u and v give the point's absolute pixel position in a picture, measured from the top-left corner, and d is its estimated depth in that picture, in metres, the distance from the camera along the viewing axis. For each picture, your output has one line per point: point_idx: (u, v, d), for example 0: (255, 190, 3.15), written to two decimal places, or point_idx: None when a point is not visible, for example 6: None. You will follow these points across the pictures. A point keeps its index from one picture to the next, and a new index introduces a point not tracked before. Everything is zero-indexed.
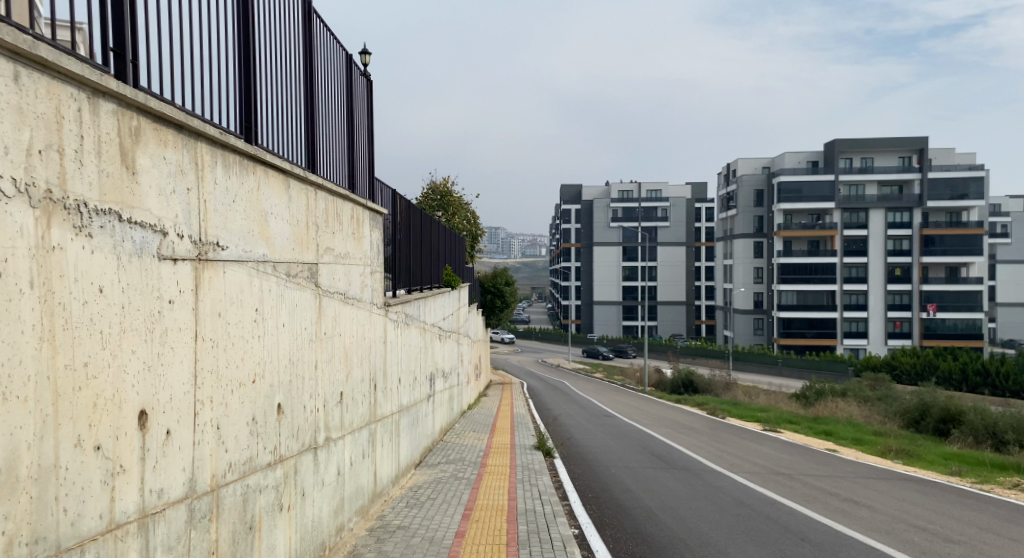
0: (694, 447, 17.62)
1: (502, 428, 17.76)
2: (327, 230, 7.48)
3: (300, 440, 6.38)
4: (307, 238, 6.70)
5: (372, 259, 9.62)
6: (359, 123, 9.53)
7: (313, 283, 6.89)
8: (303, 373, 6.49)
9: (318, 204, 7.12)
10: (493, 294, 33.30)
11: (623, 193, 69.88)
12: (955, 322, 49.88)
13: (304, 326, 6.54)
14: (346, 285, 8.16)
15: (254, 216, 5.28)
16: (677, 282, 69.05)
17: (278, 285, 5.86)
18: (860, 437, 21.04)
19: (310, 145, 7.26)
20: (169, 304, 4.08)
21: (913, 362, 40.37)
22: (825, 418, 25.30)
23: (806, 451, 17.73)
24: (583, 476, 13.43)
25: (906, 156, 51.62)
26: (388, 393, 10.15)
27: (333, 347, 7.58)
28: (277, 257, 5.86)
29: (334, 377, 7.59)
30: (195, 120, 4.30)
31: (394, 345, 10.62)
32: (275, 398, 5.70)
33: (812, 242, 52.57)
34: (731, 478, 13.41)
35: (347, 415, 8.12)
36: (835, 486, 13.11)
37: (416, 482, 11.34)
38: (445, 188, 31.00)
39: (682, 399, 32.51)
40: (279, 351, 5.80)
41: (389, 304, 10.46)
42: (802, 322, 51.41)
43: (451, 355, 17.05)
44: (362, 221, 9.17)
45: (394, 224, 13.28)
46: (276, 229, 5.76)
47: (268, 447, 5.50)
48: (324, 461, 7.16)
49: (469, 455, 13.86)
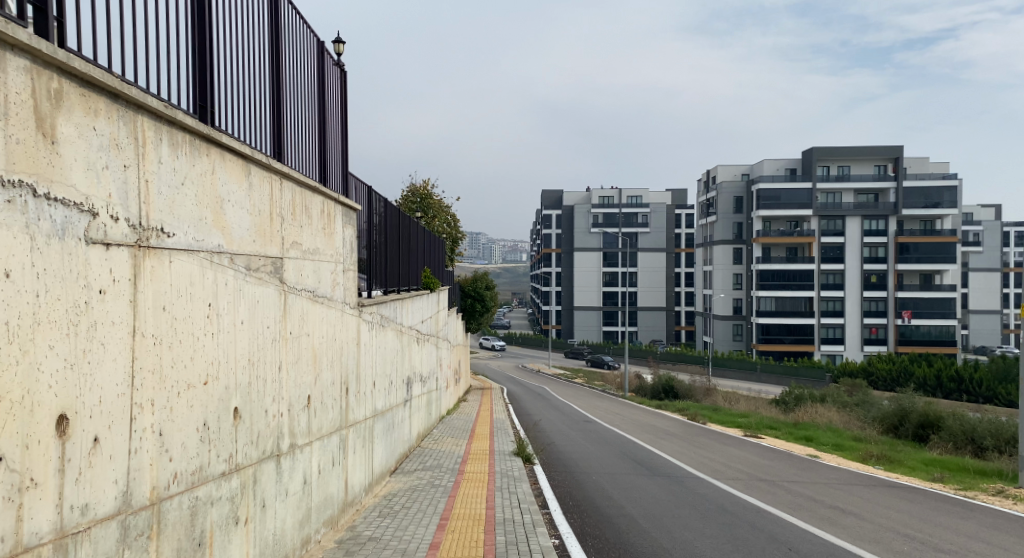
0: (676, 453, 17.25)
1: (481, 434, 17.31)
2: (294, 224, 7.01)
3: (261, 447, 5.92)
4: (271, 230, 6.24)
5: (344, 256, 9.15)
6: (333, 114, 9.08)
7: (278, 278, 6.43)
8: (264, 377, 6.02)
9: (285, 195, 6.67)
10: (474, 298, 32.86)
11: (604, 199, 69.83)
12: (928, 328, 50.29)
13: (266, 325, 6.08)
14: (315, 282, 7.70)
15: (208, 203, 4.83)
16: (657, 288, 68.99)
17: (237, 278, 5.40)
18: (840, 443, 20.78)
19: (274, 134, 6.79)
20: (98, 295, 3.66)
21: (889, 368, 40.36)
22: (804, 423, 25.09)
23: (788, 457, 17.42)
24: (564, 484, 13.00)
25: (883, 164, 51.94)
26: (361, 397, 9.69)
27: (299, 348, 7.12)
28: (236, 248, 5.41)
29: (300, 380, 7.13)
30: (133, 89, 3.89)
31: (368, 347, 10.16)
32: (233, 400, 5.27)
33: (790, 250, 52.70)
34: (715, 486, 13.04)
35: (315, 420, 7.65)
36: (819, 492, 12.78)
37: (390, 491, 10.87)
38: (425, 191, 30.62)
39: (662, 404, 32.21)
40: (236, 352, 5.35)
41: (363, 304, 9.99)
42: (780, 329, 51.19)
43: (429, 359, 16.57)
44: (334, 216, 8.69)
45: (370, 223, 12.82)
46: (236, 218, 5.31)
47: (222, 455, 5.04)
48: (287, 470, 6.70)
49: (446, 462, 13.40)
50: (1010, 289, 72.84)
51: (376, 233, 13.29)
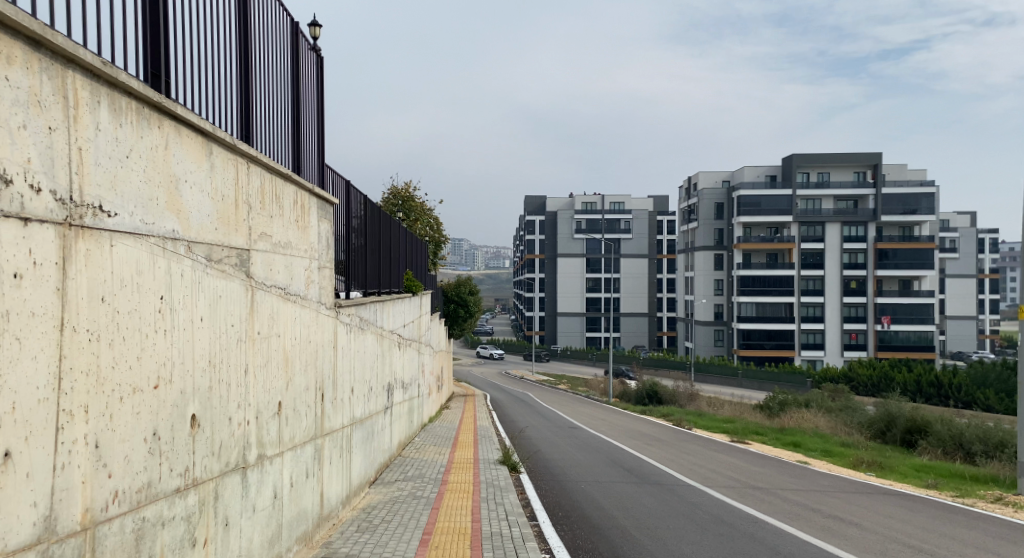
0: (665, 460, 16.65)
1: (464, 442, 16.72)
2: (263, 213, 6.42)
3: (224, 459, 5.33)
4: (236, 218, 5.66)
5: (320, 251, 8.56)
6: (308, 101, 8.50)
7: (244, 272, 5.84)
8: (229, 381, 5.45)
9: (252, 182, 6.08)
10: (457, 303, 32.25)
11: (586, 204, 69.43)
12: (907, 334, 50.21)
13: (230, 323, 5.49)
14: (286, 279, 7.11)
15: (161, 179, 4.25)
16: (639, 294, 68.64)
17: (195, 271, 4.80)
18: (829, 449, 20.30)
19: (240, 116, 6.22)
20: (13, 281, 3.26)
21: (870, 373, 40.13)
22: (790, 429, 24.63)
23: (778, 464, 16.88)
24: (552, 493, 12.44)
25: (862, 171, 51.69)
26: (338, 403, 9.08)
27: (268, 352, 6.53)
28: (197, 234, 4.83)
29: (269, 385, 6.54)
30: (59, 37, 3.46)
31: (345, 350, 9.54)
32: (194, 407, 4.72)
33: (771, 255, 52.44)
34: (710, 495, 12.47)
35: (286, 429, 7.06)
36: (815, 500, 12.20)
37: (369, 503, 10.26)
38: (407, 194, 29.99)
39: (647, 409, 31.80)
40: (194, 353, 4.76)
41: (341, 305, 9.37)
42: (761, 334, 50.96)
43: (411, 365, 15.95)
44: (308, 208, 8.10)
45: (349, 221, 12.18)
46: (195, 201, 4.75)
47: (176, 470, 4.46)
48: (254, 483, 6.12)
49: (428, 472, 12.80)
50: (986, 295, 73.18)
51: (354, 234, 12.66)
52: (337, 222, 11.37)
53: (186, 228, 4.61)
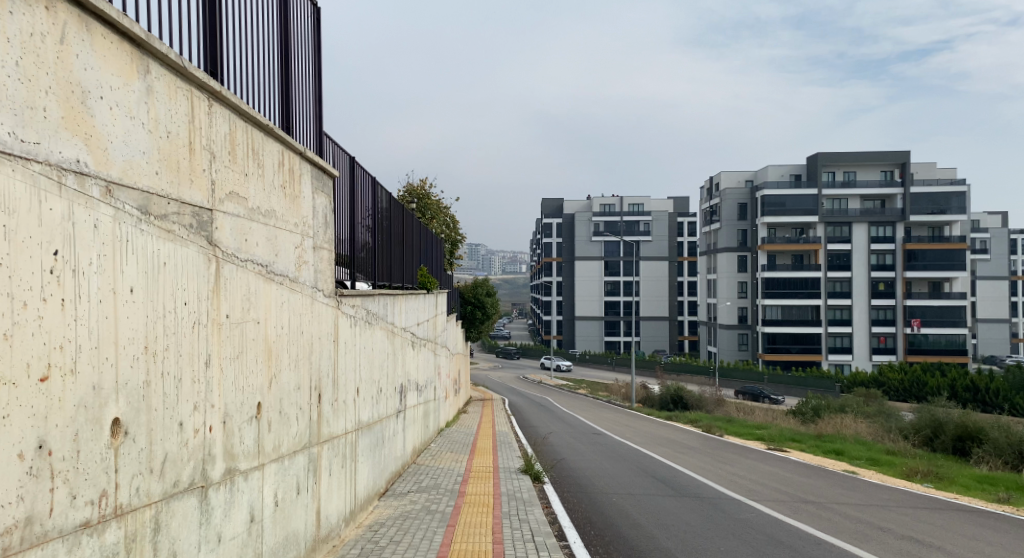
0: (701, 470, 15.17)
1: (483, 449, 15.39)
2: (234, 170, 5.15)
3: (170, 479, 4.06)
4: (190, 166, 4.38)
5: (314, 227, 7.27)
6: (303, 55, 7.23)
7: (205, 237, 4.57)
8: (182, 373, 4.21)
9: (216, 128, 4.78)
10: (474, 305, 31.05)
11: (604, 207, 68.38)
12: (937, 338, 48.22)
13: (182, 301, 4.24)
14: (268, 254, 5.82)
15: (47, 81, 3.16)
16: (659, 297, 67.01)
17: (128, 226, 3.59)
18: (875, 457, 18.64)
19: (203, 44, 4.99)
20: None
21: (901, 378, 38.39)
22: (829, 435, 22.98)
23: (824, 473, 15.40)
24: (581, 508, 11.12)
25: (890, 170, 49.97)
26: (339, 406, 7.77)
27: (241, 344, 5.24)
28: (136, 178, 3.66)
29: (245, 383, 5.29)
30: None
31: (348, 346, 8.25)
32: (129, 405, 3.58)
33: (796, 257, 50.89)
34: (761, 511, 11.02)
35: (269, 438, 5.79)
36: (880, 517, 10.70)
37: (376, 520, 8.97)
38: (422, 192, 28.82)
39: (672, 415, 30.27)
40: (123, 331, 3.61)
41: (343, 295, 8.06)
42: (787, 338, 49.37)
43: (426, 366, 14.60)
44: (299, 174, 6.79)
45: (354, 207, 10.84)
46: (127, 132, 3.58)
47: (94, 489, 3.34)
48: (220, 507, 4.88)
49: (444, 482, 11.51)
50: (1019, 297, 70.58)
51: (362, 226, 11.33)
52: (342, 209, 10.11)
53: (114, 161, 3.48)
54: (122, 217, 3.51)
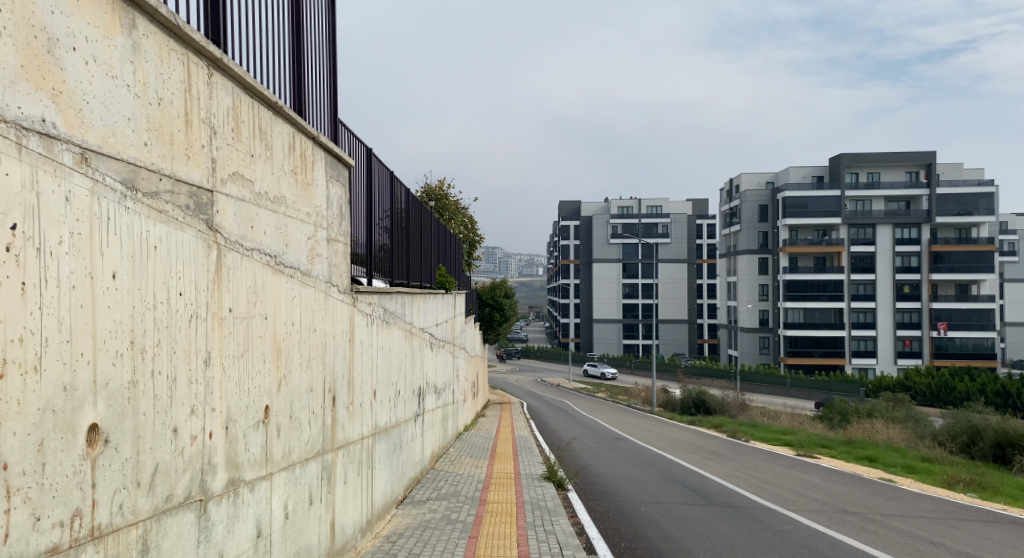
0: (731, 477, 14.58)
1: (504, 454, 14.85)
2: (238, 149, 4.66)
3: (161, 494, 3.56)
4: (187, 139, 3.88)
5: (328, 218, 6.78)
6: (316, 34, 6.75)
7: (204, 221, 4.05)
8: (177, 373, 3.71)
9: (217, 101, 4.28)
10: (492, 307, 30.56)
11: (623, 209, 67.79)
12: (965, 341, 47.08)
13: (179, 291, 3.76)
14: (278, 244, 5.33)
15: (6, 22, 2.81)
16: (678, 300, 66.22)
17: (111, 205, 3.23)
18: (911, 464, 17.88)
19: (206, 12, 4.55)
20: None
21: (929, 382, 37.42)
22: (859, 440, 22.22)
23: (860, 481, 14.73)
24: (609, 518, 10.56)
25: (915, 170, 48.90)
26: (354, 410, 7.26)
27: (247, 341, 4.74)
28: (120, 148, 3.30)
29: (250, 384, 4.79)
30: None
31: (364, 346, 7.72)
32: (111, 408, 3.18)
33: (819, 259, 50.02)
34: (800, 522, 10.40)
35: (278, 445, 5.28)
36: (929, 530, 10.06)
37: (394, 530, 8.45)
38: (440, 192, 28.35)
39: (695, 419, 29.57)
40: (109, 320, 3.20)
41: (359, 292, 7.54)
42: (809, 341, 48.60)
43: (444, 368, 14.06)
44: (311, 159, 6.28)
45: (372, 207, 10.36)
46: (108, 91, 3.22)
47: (61, 500, 2.93)
48: (221, 523, 4.38)
49: (465, 489, 10.98)
50: None
51: (379, 227, 10.85)
52: (358, 208, 9.62)
53: (92, 125, 3.15)
54: (101, 190, 3.16)
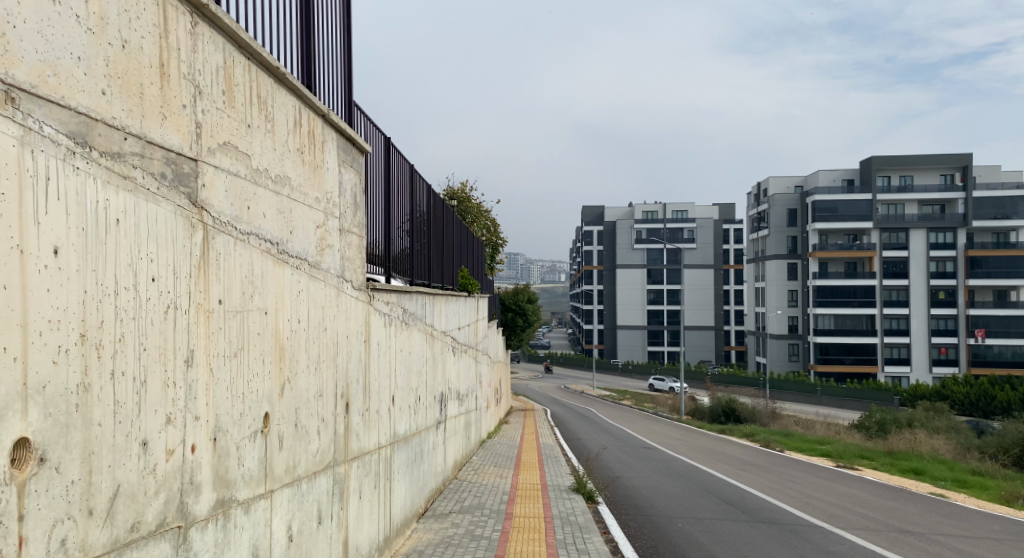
0: (770, 490, 13.74)
1: (529, 464, 14.13)
2: (231, 117, 4.02)
3: (121, 522, 2.90)
4: (162, 91, 3.24)
5: (341, 206, 6.12)
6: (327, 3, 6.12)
7: (187, 195, 3.38)
8: (147, 374, 3.06)
9: (203, 57, 3.61)
10: (515, 312, 29.91)
11: (647, 214, 66.95)
12: (1001, 349, 45.26)
13: (154, 274, 3.13)
14: (281, 230, 4.69)
15: None
16: (704, 306, 65.12)
17: (54, 161, 2.71)
18: (961, 478, 16.86)
19: None
20: None
21: (966, 391, 36.10)
22: (902, 452, 21.19)
23: (910, 496, 13.81)
24: (644, 534, 9.81)
25: (950, 174, 47.64)
26: (370, 417, 6.59)
27: (242, 337, 4.10)
28: (65, 93, 2.78)
29: (245, 385, 4.12)
30: None
31: (381, 348, 7.03)
32: (48, 417, 2.62)
33: (850, 264, 48.81)
34: (853, 542, 9.56)
35: (280, 458, 4.61)
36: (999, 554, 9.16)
37: (414, 547, 7.76)
38: (463, 194, 27.82)
39: (725, 428, 28.67)
40: (46, 300, 2.63)
41: (375, 289, 6.86)
42: (840, 348, 47.44)
43: (467, 373, 13.37)
44: (321, 139, 5.62)
45: (391, 209, 9.65)
46: (45, 17, 2.69)
47: None
48: (205, 549, 3.73)
49: (489, 501, 10.27)
50: None
51: (399, 229, 10.18)
52: (375, 210, 8.93)
53: (22, 58, 2.62)
54: (35, 141, 2.63)
